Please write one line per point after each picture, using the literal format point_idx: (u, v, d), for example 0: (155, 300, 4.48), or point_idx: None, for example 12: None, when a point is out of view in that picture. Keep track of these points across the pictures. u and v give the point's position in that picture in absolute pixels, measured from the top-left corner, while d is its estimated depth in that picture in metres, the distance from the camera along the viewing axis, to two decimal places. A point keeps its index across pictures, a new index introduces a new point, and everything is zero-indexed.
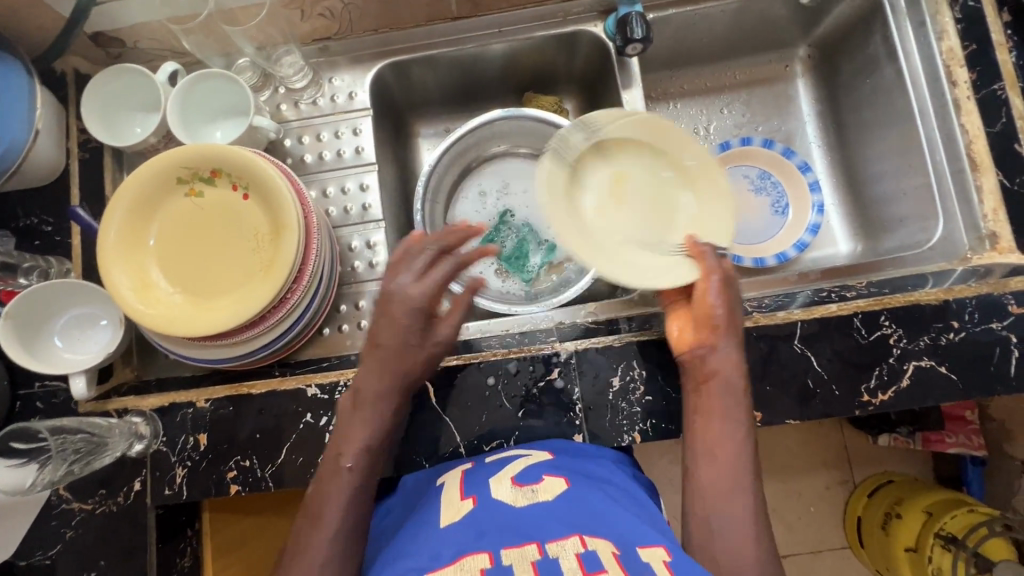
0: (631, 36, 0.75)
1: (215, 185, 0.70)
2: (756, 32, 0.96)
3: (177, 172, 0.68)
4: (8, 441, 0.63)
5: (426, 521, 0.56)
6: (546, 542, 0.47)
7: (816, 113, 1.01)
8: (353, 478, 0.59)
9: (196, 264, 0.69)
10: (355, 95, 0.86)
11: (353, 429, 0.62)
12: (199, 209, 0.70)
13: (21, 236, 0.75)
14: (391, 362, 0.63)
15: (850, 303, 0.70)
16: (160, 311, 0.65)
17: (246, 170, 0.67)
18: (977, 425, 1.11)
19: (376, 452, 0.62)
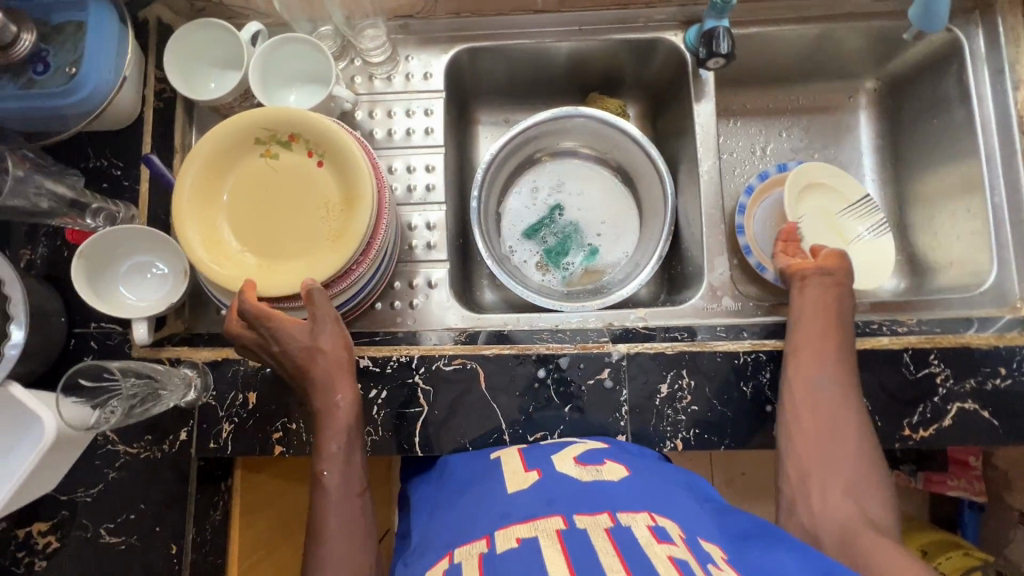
0: (715, 50, 0.75)
1: (291, 149, 0.70)
2: (826, 60, 0.97)
3: (256, 133, 0.68)
4: (76, 378, 0.62)
5: (493, 484, 0.61)
6: (616, 512, 0.54)
7: (875, 146, 1.01)
8: (339, 494, 0.63)
9: (263, 224, 0.70)
10: (430, 75, 0.85)
11: (325, 446, 0.64)
12: (271, 170, 0.70)
13: (89, 177, 0.75)
14: (331, 372, 0.65)
15: (901, 338, 0.71)
16: (229, 269, 0.66)
17: (326, 138, 0.68)
18: (980, 471, 1.07)
19: (353, 465, 0.64)
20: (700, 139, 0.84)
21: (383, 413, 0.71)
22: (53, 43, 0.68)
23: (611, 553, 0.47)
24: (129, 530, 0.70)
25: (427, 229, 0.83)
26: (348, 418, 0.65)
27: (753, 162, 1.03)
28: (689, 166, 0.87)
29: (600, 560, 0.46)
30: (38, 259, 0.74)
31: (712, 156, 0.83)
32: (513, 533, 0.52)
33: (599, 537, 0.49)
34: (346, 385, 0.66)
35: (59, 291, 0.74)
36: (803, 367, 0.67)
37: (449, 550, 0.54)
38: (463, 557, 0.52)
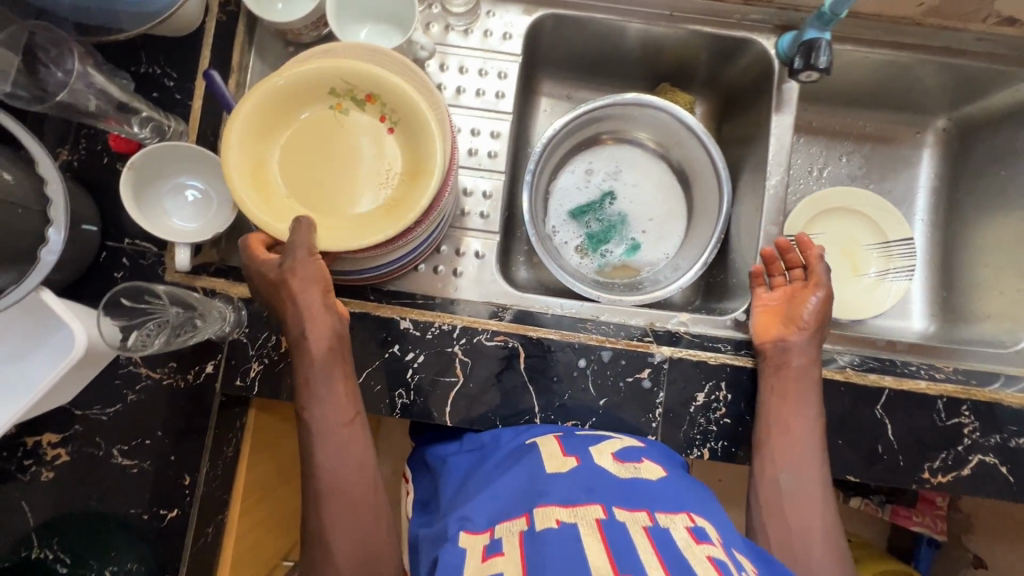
0: (813, 62, 0.73)
1: (364, 109, 0.66)
2: (904, 92, 0.94)
3: (333, 84, 0.64)
4: (118, 297, 0.62)
5: (529, 464, 0.60)
6: (655, 511, 0.53)
7: (932, 187, 1.00)
8: (325, 419, 0.63)
9: (315, 176, 0.66)
10: (509, 36, 0.81)
11: (302, 375, 0.63)
12: (336, 125, 0.66)
13: (139, 83, 0.71)
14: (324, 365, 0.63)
15: (938, 384, 0.72)
16: (266, 209, 0.61)
17: (405, 108, 0.63)
18: (944, 511, 1.11)
19: (333, 394, 0.63)
20: (773, 151, 0.82)
21: (416, 378, 0.70)
22: None
23: (651, 550, 0.47)
24: (142, 454, 0.69)
25: (482, 198, 0.80)
26: (322, 344, 0.63)
27: (807, 182, 1.02)
28: (754, 177, 0.85)
29: (639, 556, 0.46)
30: (74, 160, 0.69)
31: (781, 171, 0.82)
32: (552, 514, 0.52)
33: (638, 534, 0.49)
34: (320, 316, 0.63)
35: (94, 199, 0.70)
36: (780, 448, 0.67)
37: (489, 524, 0.54)
38: (501, 534, 0.52)
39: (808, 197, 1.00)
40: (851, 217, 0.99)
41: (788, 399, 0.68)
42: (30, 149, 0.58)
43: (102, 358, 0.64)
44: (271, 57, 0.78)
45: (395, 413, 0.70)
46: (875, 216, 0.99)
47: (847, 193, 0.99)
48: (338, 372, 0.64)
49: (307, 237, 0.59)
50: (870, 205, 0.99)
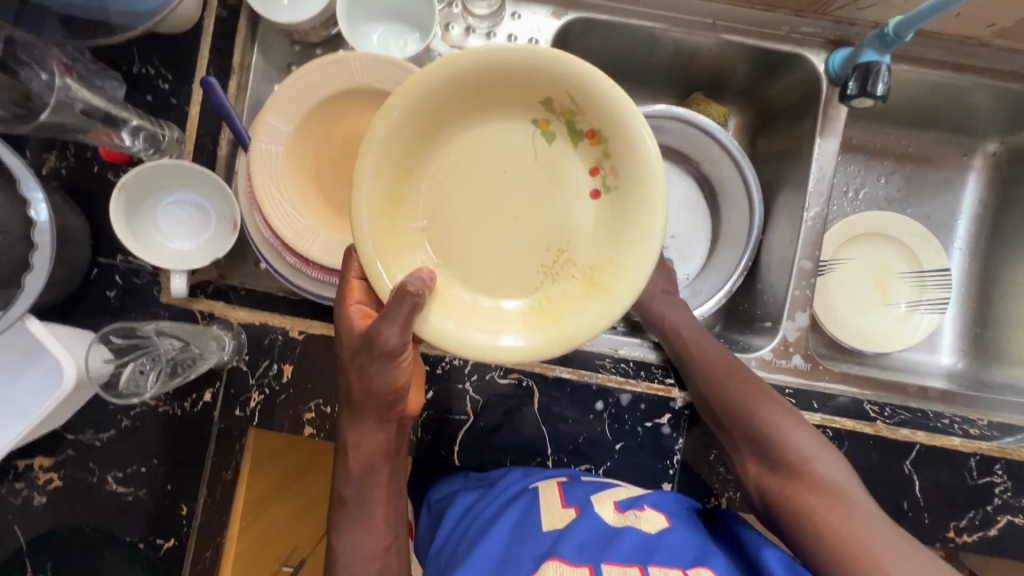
0: (869, 89, 0.67)
1: (579, 145, 0.52)
2: (956, 114, 0.87)
3: (553, 96, 0.50)
4: (107, 336, 0.59)
5: (527, 515, 0.59)
6: (648, 567, 0.52)
7: (974, 215, 0.94)
8: (362, 519, 0.57)
9: (445, 197, 0.53)
10: (535, 42, 0.74)
11: (341, 495, 0.57)
12: (534, 154, 0.53)
13: (131, 85, 0.65)
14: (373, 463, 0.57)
15: (972, 441, 0.69)
16: (384, 247, 0.50)
17: (636, 179, 0.49)
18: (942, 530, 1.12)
19: (371, 520, 0.57)
20: (814, 179, 0.76)
21: (424, 415, 0.67)
22: None
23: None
24: (138, 481, 0.66)
25: None
26: (375, 442, 0.56)
27: (842, 203, 0.96)
28: (790, 205, 0.79)
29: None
30: (62, 167, 0.64)
31: (821, 202, 0.76)
32: (538, 572, 0.52)
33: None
34: (372, 430, 0.56)
35: (84, 211, 0.65)
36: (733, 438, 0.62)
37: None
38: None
39: (840, 222, 0.94)
40: (885, 243, 0.94)
41: (675, 340, 0.70)
42: (11, 167, 0.53)
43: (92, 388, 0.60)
44: (276, 58, 0.72)
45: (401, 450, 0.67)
46: (911, 243, 0.94)
47: (886, 217, 0.93)
48: (382, 488, 0.58)
49: (405, 314, 0.47)
50: (906, 231, 0.94)
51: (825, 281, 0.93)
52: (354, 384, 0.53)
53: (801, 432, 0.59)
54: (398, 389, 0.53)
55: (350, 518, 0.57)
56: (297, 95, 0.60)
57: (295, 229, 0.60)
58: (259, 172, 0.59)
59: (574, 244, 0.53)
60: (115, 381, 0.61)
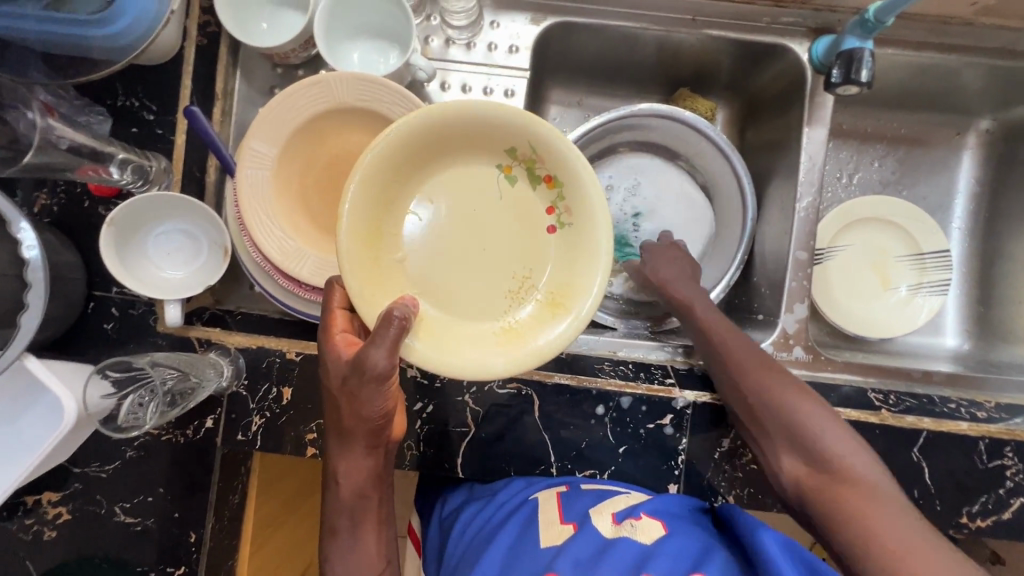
0: (853, 75, 0.66)
1: (537, 187, 0.53)
2: (945, 94, 0.86)
3: (516, 144, 0.52)
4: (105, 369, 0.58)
5: (525, 531, 0.58)
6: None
7: (971, 194, 0.93)
8: (353, 550, 0.56)
9: (416, 236, 0.53)
10: (515, 49, 0.74)
11: (332, 523, 0.56)
12: (498, 195, 0.54)
13: (116, 118, 0.65)
14: (364, 489, 0.56)
15: (980, 424, 0.68)
16: (365, 280, 0.50)
17: (591, 216, 0.51)
18: None
19: (362, 548, 0.56)
20: (804, 168, 0.76)
21: (426, 428, 0.67)
22: None
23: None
24: (145, 511, 0.66)
25: None
26: (364, 468, 0.56)
27: (836, 190, 0.95)
28: (782, 196, 0.79)
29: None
30: (53, 205, 0.65)
31: (813, 192, 0.76)
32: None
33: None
34: (360, 457, 0.55)
35: (77, 246, 0.65)
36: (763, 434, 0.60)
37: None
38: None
39: (835, 209, 0.93)
40: (882, 228, 0.93)
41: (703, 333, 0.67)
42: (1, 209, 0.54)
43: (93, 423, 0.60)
44: (258, 81, 0.72)
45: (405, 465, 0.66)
46: (908, 225, 0.93)
47: (880, 199, 0.93)
48: (371, 515, 0.57)
49: (394, 337, 0.46)
50: (901, 214, 0.93)
51: (824, 269, 0.92)
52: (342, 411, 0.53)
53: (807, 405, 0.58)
54: (386, 415, 0.52)
55: (340, 549, 0.56)
56: (278, 119, 0.60)
57: (282, 250, 0.60)
58: (245, 197, 0.60)
59: (537, 274, 0.54)
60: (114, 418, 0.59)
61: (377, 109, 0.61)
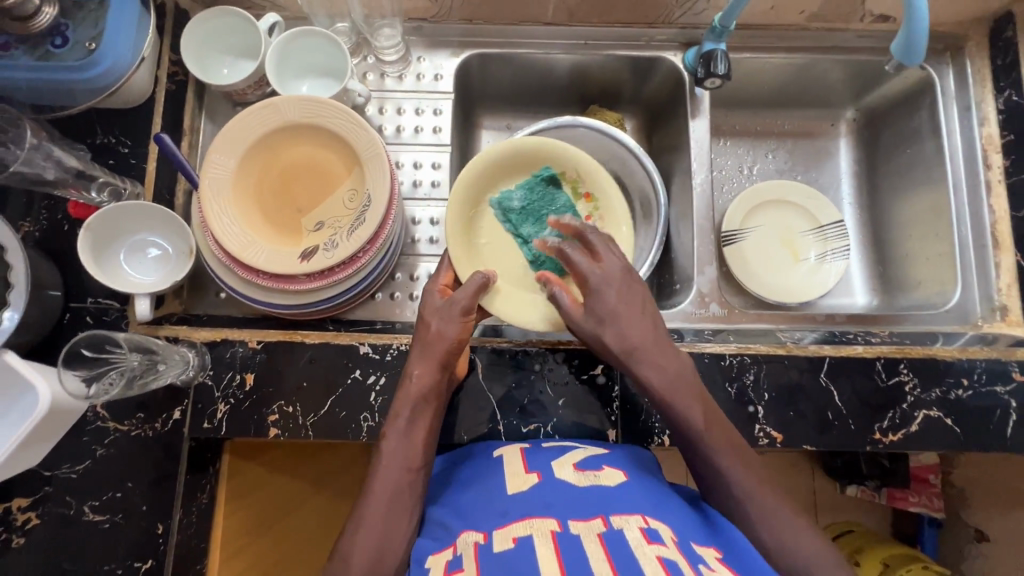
0: (713, 70, 0.81)
1: (578, 202, 0.78)
2: (813, 91, 1.01)
3: (566, 170, 0.77)
4: (78, 347, 0.62)
5: (494, 484, 0.60)
6: (610, 517, 0.50)
7: (852, 173, 1.05)
8: (398, 460, 0.60)
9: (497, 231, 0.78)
10: (441, 77, 0.88)
11: (396, 409, 0.63)
12: (552, 205, 0.78)
13: (95, 153, 0.75)
14: (429, 396, 0.64)
15: (874, 347, 0.76)
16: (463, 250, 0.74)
17: (614, 219, 0.76)
18: (938, 488, 1.19)
19: (411, 439, 0.62)
20: (694, 154, 0.89)
21: (379, 400, 0.72)
22: (73, 17, 0.68)
23: (603, 559, 0.44)
24: (114, 507, 0.69)
25: (431, 224, 0.84)
26: (427, 381, 0.64)
27: (740, 180, 1.06)
28: (681, 179, 0.91)
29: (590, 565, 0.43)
30: (36, 231, 0.73)
31: (704, 171, 0.88)
32: (509, 532, 0.50)
33: (591, 542, 0.46)
34: (434, 370, 0.65)
35: (57, 264, 0.73)
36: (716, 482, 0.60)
37: (450, 544, 0.53)
38: (459, 547, 0.51)
39: (741, 193, 1.03)
40: (789, 207, 1.03)
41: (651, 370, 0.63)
42: None
43: (64, 419, 0.64)
44: (221, 119, 0.84)
45: (362, 436, 0.71)
46: (806, 203, 1.04)
47: (779, 183, 1.04)
48: (426, 420, 0.64)
49: (476, 287, 0.67)
50: (796, 198, 1.04)
51: (739, 248, 1.00)
52: (427, 328, 0.66)
53: (757, 482, 0.59)
54: (459, 343, 0.66)
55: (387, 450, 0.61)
56: (236, 136, 0.71)
57: (241, 244, 0.69)
58: (208, 200, 0.69)
59: None
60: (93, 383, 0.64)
61: (323, 124, 0.72)
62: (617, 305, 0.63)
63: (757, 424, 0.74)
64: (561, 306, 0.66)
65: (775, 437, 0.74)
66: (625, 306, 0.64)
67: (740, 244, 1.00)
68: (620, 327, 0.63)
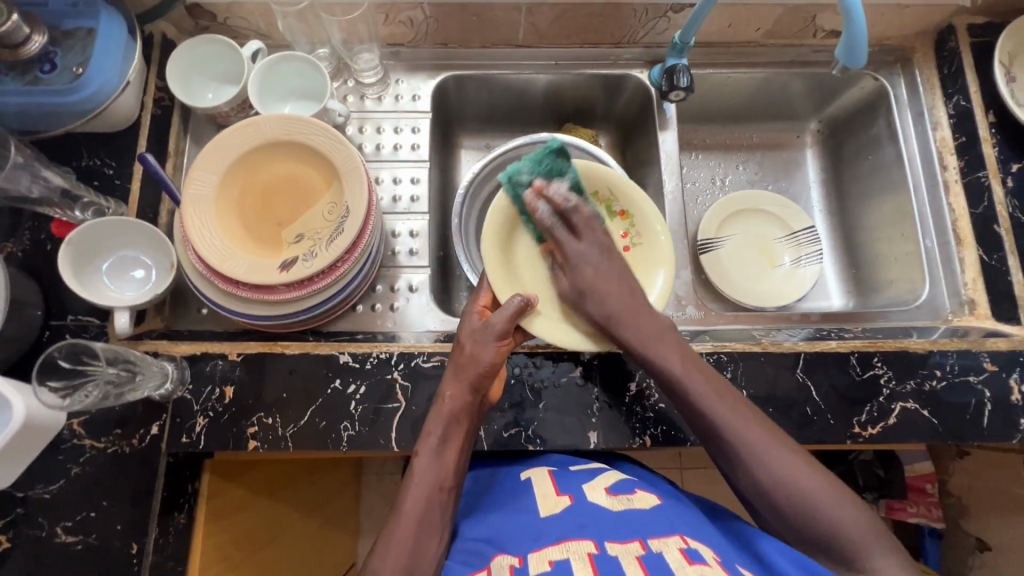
0: (676, 83, 0.85)
1: (613, 219, 0.81)
2: (776, 104, 1.06)
3: (600, 189, 0.80)
4: (55, 360, 0.63)
5: (526, 507, 0.62)
6: (647, 539, 0.52)
7: (820, 180, 1.09)
8: (431, 480, 0.61)
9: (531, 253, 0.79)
10: (418, 97, 0.91)
11: (428, 428, 0.64)
12: None
13: (79, 175, 0.77)
14: (462, 418, 0.65)
15: (848, 342, 0.78)
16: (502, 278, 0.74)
17: (652, 236, 0.79)
18: (936, 498, 1.19)
19: (442, 460, 0.62)
20: (664, 164, 0.92)
21: (359, 409, 0.72)
22: (63, 45, 0.72)
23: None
24: (88, 527, 0.68)
25: (410, 237, 0.86)
26: (457, 405, 0.65)
27: (714, 191, 1.10)
28: (653, 188, 0.95)
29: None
30: (19, 251, 0.74)
31: (675, 179, 0.91)
32: (545, 555, 0.52)
33: (631, 565, 0.48)
34: (467, 393, 0.66)
35: (38, 282, 0.74)
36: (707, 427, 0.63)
37: (484, 564, 0.55)
38: (495, 570, 0.53)
39: (715, 204, 1.06)
40: (760, 216, 1.06)
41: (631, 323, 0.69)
42: None
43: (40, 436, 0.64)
44: (206, 141, 0.87)
45: (342, 446, 0.71)
46: (777, 211, 1.06)
47: (751, 193, 1.06)
48: (457, 440, 0.64)
49: (514, 310, 0.69)
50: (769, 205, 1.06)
51: (716, 256, 1.02)
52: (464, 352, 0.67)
53: (739, 416, 0.61)
54: (493, 367, 0.67)
55: (420, 471, 0.61)
56: (218, 153, 0.73)
57: (219, 256, 0.70)
58: (188, 214, 0.71)
59: None
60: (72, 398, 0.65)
61: (303, 141, 0.75)
62: (595, 275, 0.72)
63: None
64: (555, 277, 0.76)
65: None
66: (602, 274, 0.72)
67: (717, 252, 1.02)
68: (600, 296, 0.71)
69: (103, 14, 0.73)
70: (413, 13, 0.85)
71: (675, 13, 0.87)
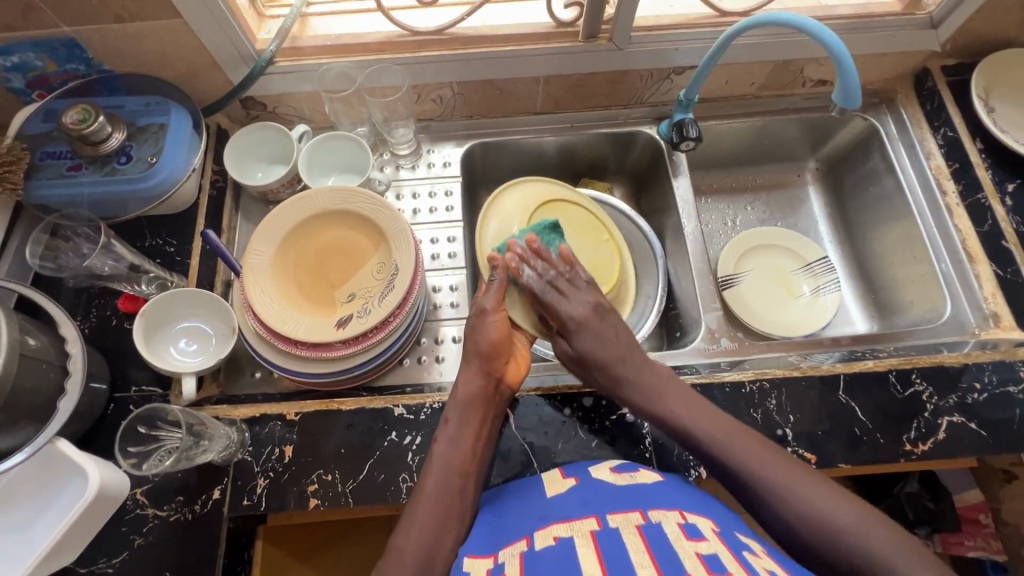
0: (686, 134, 0.93)
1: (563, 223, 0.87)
2: (775, 148, 1.14)
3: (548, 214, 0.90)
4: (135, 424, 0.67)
5: (533, 491, 0.63)
6: (647, 510, 0.53)
7: (826, 214, 1.15)
8: (444, 468, 0.65)
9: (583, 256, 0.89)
10: (449, 163, 0.99)
11: (446, 415, 0.69)
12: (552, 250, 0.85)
13: (144, 254, 0.83)
14: (474, 402, 0.70)
15: (885, 361, 0.81)
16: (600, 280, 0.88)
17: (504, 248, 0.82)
18: (992, 528, 1.16)
19: (462, 443, 0.67)
20: (681, 208, 0.98)
21: (417, 459, 0.73)
22: (138, 139, 0.80)
23: (643, 550, 0.46)
24: None
25: (450, 291, 0.91)
26: (467, 394, 0.70)
27: (726, 231, 1.15)
28: (673, 231, 1.00)
29: (631, 558, 0.45)
30: (86, 327, 0.79)
31: (693, 222, 0.97)
32: (551, 533, 0.53)
33: (631, 534, 0.49)
34: (477, 377, 0.71)
35: (104, 355, 0.77)
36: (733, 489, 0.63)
37: (493, 551, 0.56)
38: (503, 557, 0.53)
39: (729, 241, 1.12)
40: (776, 250, 1.11)
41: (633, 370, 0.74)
42: (55, 318, 0.69)
43: (101, 515, 0.65)
44: (254, 217, 0.93)
45: (402, 498, 0.71)
46: (791, 244, 1.11)
47: (763, 230, 1.12)
48: (473, 424, 0.69)
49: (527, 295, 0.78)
50: (782, 239, 1.11)
51: (736, 291, 1.06)
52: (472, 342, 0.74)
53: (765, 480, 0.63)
54: (497, 346, 0.73)
55: (442, 457, 0.66)
56: (274, 226, 0.79)
57: (279, 318, 0.75)
58: (250, 283, 0.76)
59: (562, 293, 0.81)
60: (143, 462, 0.68)
61: (348, 207, 0.81)
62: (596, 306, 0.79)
63: (788, 446, 0.75)
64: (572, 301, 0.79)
65: (808, 457, 0.75)
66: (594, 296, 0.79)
67: (737, 287, 1.06)
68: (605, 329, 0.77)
69: (174, 111, 0.82)
70: (442, 92, 0.95)
71: (677, 75, 0.96)
